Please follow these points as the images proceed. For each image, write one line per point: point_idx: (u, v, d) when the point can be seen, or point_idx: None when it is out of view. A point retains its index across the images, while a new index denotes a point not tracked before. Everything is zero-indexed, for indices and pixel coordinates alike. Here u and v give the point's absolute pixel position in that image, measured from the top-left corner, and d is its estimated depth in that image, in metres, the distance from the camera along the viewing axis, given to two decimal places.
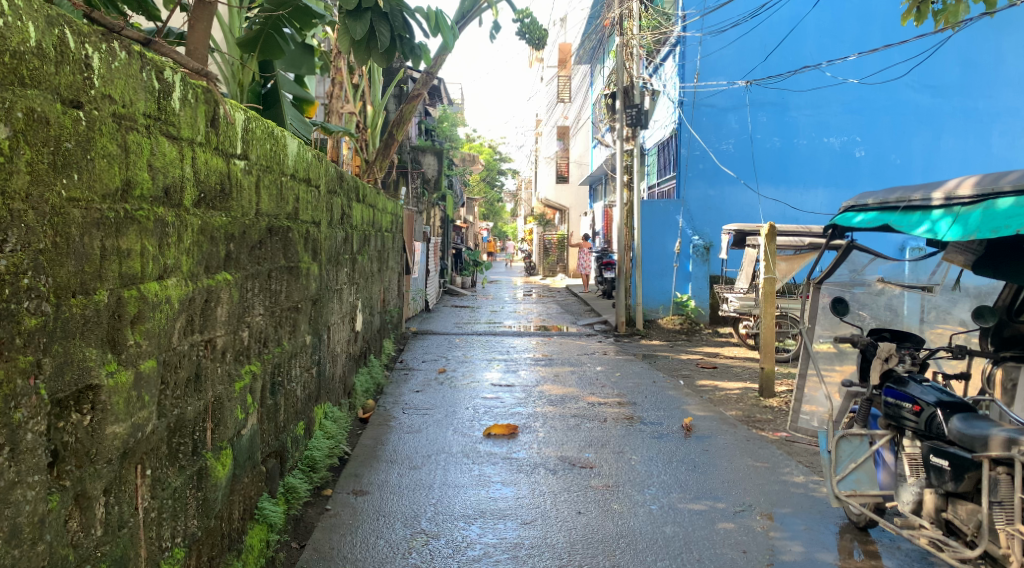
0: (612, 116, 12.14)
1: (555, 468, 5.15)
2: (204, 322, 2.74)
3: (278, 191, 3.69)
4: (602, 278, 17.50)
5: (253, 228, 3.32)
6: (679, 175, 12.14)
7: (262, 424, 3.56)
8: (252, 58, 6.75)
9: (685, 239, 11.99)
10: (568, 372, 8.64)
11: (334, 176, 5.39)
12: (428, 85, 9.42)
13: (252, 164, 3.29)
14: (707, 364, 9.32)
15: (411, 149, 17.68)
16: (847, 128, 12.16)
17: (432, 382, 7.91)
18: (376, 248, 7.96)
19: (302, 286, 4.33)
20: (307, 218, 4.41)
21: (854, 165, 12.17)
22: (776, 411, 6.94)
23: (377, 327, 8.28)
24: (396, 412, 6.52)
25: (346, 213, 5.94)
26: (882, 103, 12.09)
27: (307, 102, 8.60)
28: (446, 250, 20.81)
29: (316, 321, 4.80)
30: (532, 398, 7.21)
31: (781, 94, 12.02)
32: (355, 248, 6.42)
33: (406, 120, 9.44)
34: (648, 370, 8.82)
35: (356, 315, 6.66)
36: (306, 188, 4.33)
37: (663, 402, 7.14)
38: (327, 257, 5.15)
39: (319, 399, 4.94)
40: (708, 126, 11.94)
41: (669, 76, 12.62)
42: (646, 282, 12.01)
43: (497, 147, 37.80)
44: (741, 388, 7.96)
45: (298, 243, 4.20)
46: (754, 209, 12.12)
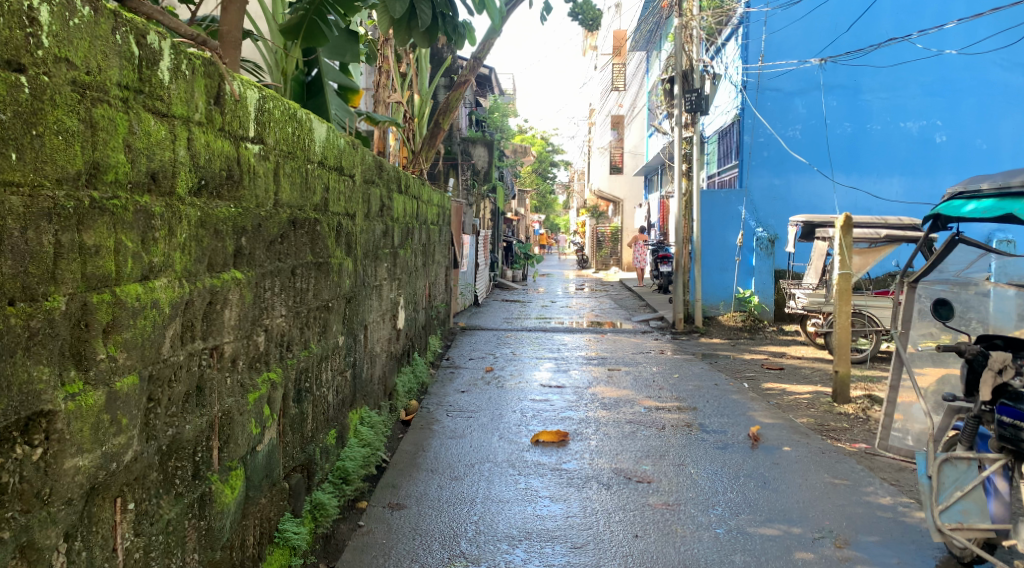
0: (670, 103, 11.61)
1: (609, 482, 4.73)
2: (208, 327, 2.40)
3: (302, 180, 3.35)
4: (658, 272, 16.92)
5: (273, 219, 2.99)
6: (742, 164, 11.55)
7: (283, 437, 3.22)
8: (295, 46, 6.50)
9: (748, 231, 11.28)
10: (623, 372, 8.19)
11: (372, 165, 5.05)
12: (476, 71, 9.05)
13: (271, 148, 2.95)
14: (774, 365, 8.76)
15: (461, 140, 17.40)
16: (925, 112, 11.39)
17: (479, 382, 7.55)
18: (421, 240, 7.63)
19: (333, 284, 4.00)
20: (339, 210, 4.08)
21: (933, 151, 11.40)
22: (852, 419, 6.39)
23: (422, 324, 7.95)
24: (439, 415, 6.18)
25: (387, 205, 5.60)
26: (964, 83, 11.31)
27: (352, 91, 8.34)
28: (497, 243, 20.51)
29: (351, 321, 4.47)
30: (584, 401, 6.78)
31: (852, 76, 11.33)
32: (397, 241, 6.09)
33: (454, 108, 9.07)
34: (709, 371, 8.33)
35: (398, 312, 6.33)
36: (337, 177, 3.99)
37: (727, 407, 6.64)
38: (363, 251, 4.81)
39: (355, 404, 4.61)
40: (773, 111, 11.34)
41: (731, 59, 12.01)
42: (705, 277, 11.43)
43: (550, 138, 37.34)
44: (812, 392, 7.41)
45: (328, 236, 3.86)
46: (821, 199, 11.47)
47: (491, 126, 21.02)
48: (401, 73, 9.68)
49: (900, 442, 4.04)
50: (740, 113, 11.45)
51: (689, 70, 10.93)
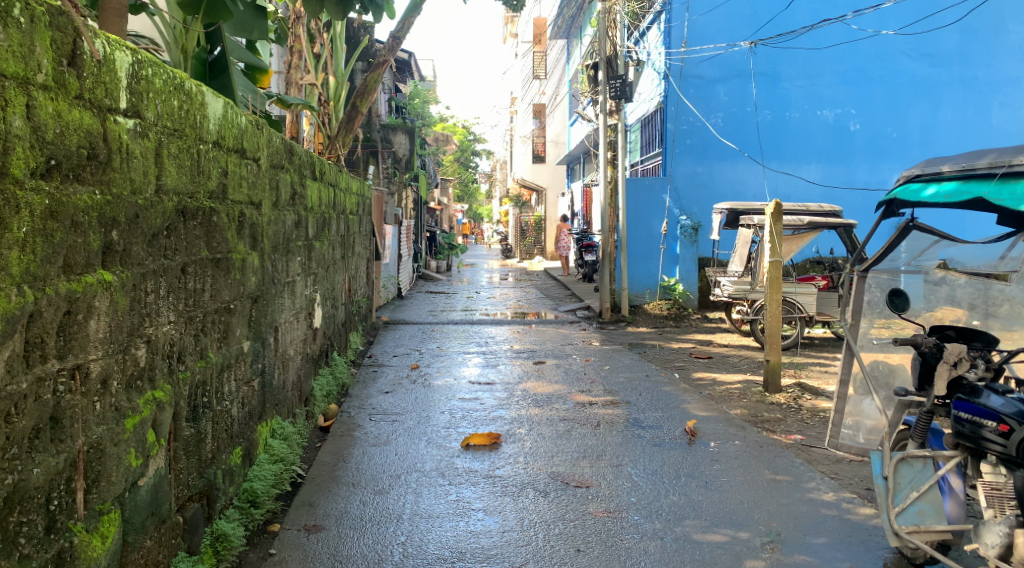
0: (595, 89, 11.36)
1: (545, 488, 4.40)
2: (66, 342, 1.96)
3: (193, 163, 2.88)
4: (583, 261, 16.75)
5: (154, 210, 2.52)
6: (666, 151, 11.40)
7: (175, 464, 2.76)
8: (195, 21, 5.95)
9: (671, 220, 11.23)
10: (551, 365, 7.89)
11: (280, 148, 4.57)
12: (395, 52, 8.57)
13: (150, 123, 2.47)
14: (703, 354, 8.59)
15: (381, 127, 16.89)
16: (841, 100, 11.46)
17: (404, 380, 7.13)
18: (338, 231, 7.14)
19: (233, 282, 3.53)
20: (241, 198, 3.62)
21: (849, 140, 11.49)
22: (785, 409, 6.20)
23: (341, 320, 7.48)
24: (362, 419, 5.75)
25: (299, 193, 5.12)
26: (877, 73, 11.41)
27: (261, 71, 7.79)
28: (420, 233, 20.01)
29: (257, 323, 3.99)
30: (515, 398, 6.44)
31: (771, 64, 11.30)
32: (311, 233, 5.61)
33: (371, 90, 8.57)
34: (639, 362, 8.10)
35: (314, 309, 5.85)
36: (236, 160, 3.52)
37: (660, 401, 6.40)
38: (271, 246, 4.33)
39: (264, 416, 4.15)
40: (696, 99, 11.21)
41: (654, 45, 11.84)
42: (631, 266, 11.28)
43: (472, 127, 36.83)
44: (743, 381, 7.24)
45: (227, 227, 3.39)
46: (743, 186, 11.42)
47: (412, 113, 20.48)
48: (316, 55, 9.12)
49: (850, 439, 3.80)
50: (664, 100, 11.30)
51: (613, 56, 10.70)
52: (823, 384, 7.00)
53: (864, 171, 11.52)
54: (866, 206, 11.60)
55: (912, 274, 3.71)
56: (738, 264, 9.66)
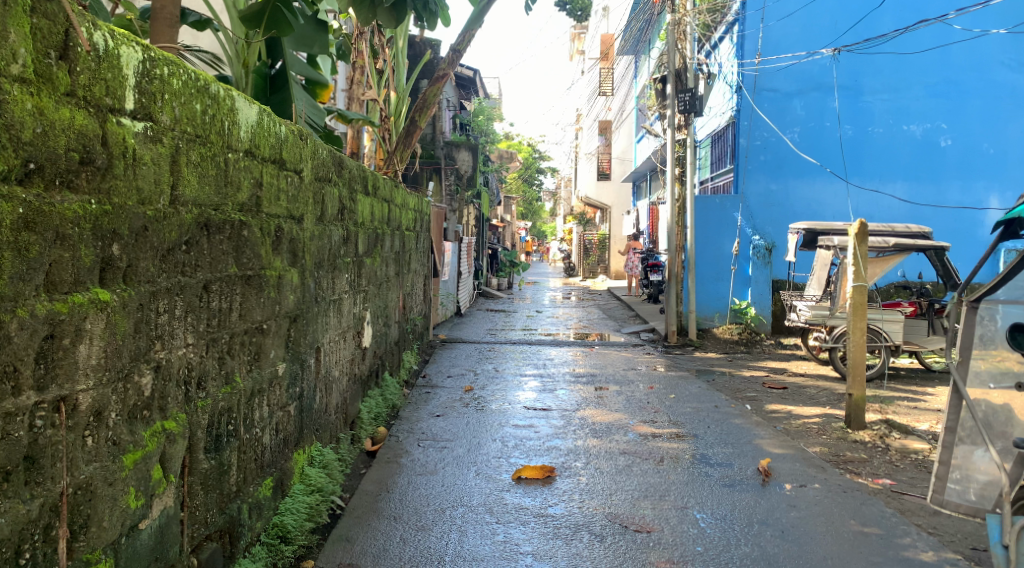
0: (662, 103, 10.99)
1: (601, 532, 4.03)
2: (43, 365, 1.75)
3: (218, 171, 2.65)
4: (648, 282, 16.32)
5: (168, 222, 2.28)
6: (737, 168, 10.92)
7: (189, 501, 2.51)
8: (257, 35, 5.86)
9: (743, 239, 10.62)
10: (613, 391, 7.51)
11: (328, 160, 4.36)
12: (456, 65, 8.37)
13: (165, 127, 2.24)
14: (776, 383, 8.06)
15: (444, 143, 16.85)
16: (929, 114, 10.79)
17: (458, 404, 6.85)
18: (393, 247, 6.94)
19: (268, 301, 3.30)
20: (278, 211, 3.39)
21: (938, 156, 10.80)
22: (869, 448, 5.70)
23: (394, 340, 7.26)
24: (410, 444, 5.48)
25: (348, 208, 4.90)
26: (970, 85, 10.74)
27: (320, 85, 7.68)
28: (482, 251, 19.82)
29: (295, 345, 3.75)
30: (572, 427, 6.08)
31: (853, 76, 10.74)
32: (362, 249, 5.39)
33: (431, 104, 8.38)
34: (706, 390, 7.65)
35: (364, 328, 5.63)
36: (274, 171, 3.30)
37: (730, 435, 5.96)
38: (314, 263, 4.10)
39: (302, 443, 3.90)
40: (770, 113, 10.74)
41: (726, 58, 11.42)
42: (699, 287, 10.76)
43: (536, 144, 36.68)
44: (821, 414, 6.73)
45: (261, 241, 3.16)
46: (821, 206, 10.87)
47: (476, 130, 20.39)
48: (378, 69, 9.00)
49: (959, 497, 3.31)
50: (736, 115, 10.84)
51: (682, 69, 10.32)
52: (911, 421, 6.43)
53: (955, 190, 10.83)
54: (957, 227, 10.88)
55: (1012, 304, 3.30)
56: (816, 289, 9.13)
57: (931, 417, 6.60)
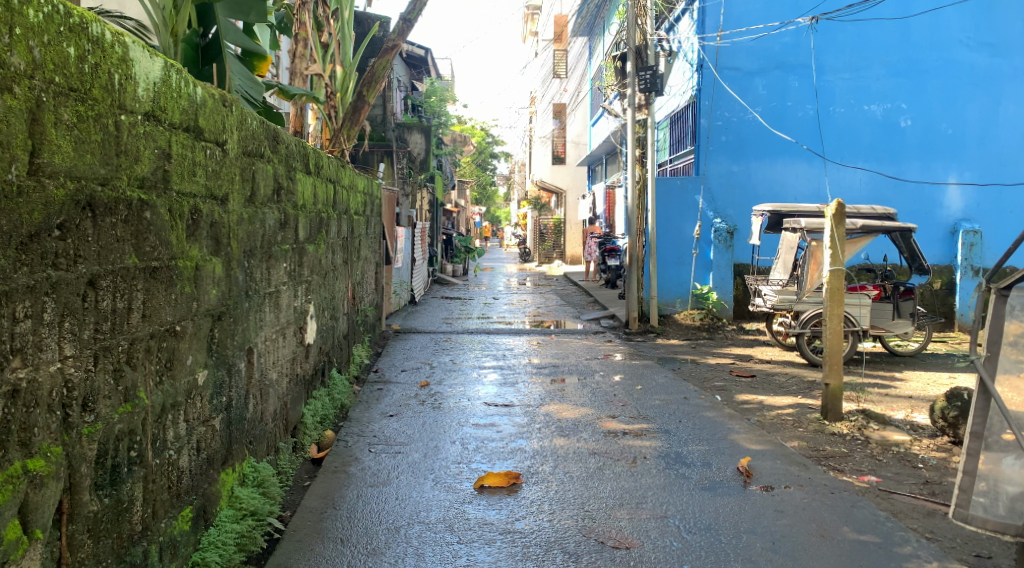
0: (622, 82, 10.55)
1: (576, 550, 3.58)
2: None
3: (106, 137, 2.12)
4: (606, 267, 15.98)
5: (24, 200, 1.78)
6: (699, 149, 10.58)
7: (70, 553, 2.01)
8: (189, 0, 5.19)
9: (705, 222, 10.27)
10: (576, 384, 7.08)
11: (258, 133, 3.79)
12: (406, 36, 7.82)
13: (20, 73, 1.74)
14: (744, 371, 7.71)
15: (396, 125, 16.33)
16: (890, 94, 10.54)
17: (413, 401, 6.34)
18: (339, 233, 6.37)
19: (182, 298, 2.75)
20: (191, 190, 2.83)
21: (899, 136, 10.56)
22: (850, 440, 5.34)
23: (343, 333, 6.73)
24: (359, 450, 4.98)
25: (286, 188, 4.35)
26: (931, 64, 10.49)
27: (259, 57, 7.07)
28: (436, 236, 19.26)
29: (218, 349, 3.20)
30: (536, 426, 5.61)
31: (815, 54, 10.43)
32: (303, 235, 4.85)
33: (379, 79, 7.82)
34: (674, 380, 7.25)
35: (307, 322, 5.08)
36: (187, 141, 2.75)
37: (703, 430, 5.56)
38: (242, 252, 3.54)
39: (231, 460, 3.36)
40: (732, 92, 10.39)
41: (685, 35, 11.03)
42: (660, 272, 10.38)
43: (490, 129, 36.06)
44: (794, 405, 6.38)
45: (170, 224, 2.61)
46: (783, 187, 10.57)
47: (428, 112, 19.80)
48: (322, 43, 8.36)
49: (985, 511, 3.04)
50: (697, 93, 10.48)
51: (643, 46, 9.88)
52: (888, 410, 6.12)
53: (916, 170, 10.59)
54: (918, 208, 10.59)
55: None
56: (781, 272, 8.79)
57: (906, 405, 6.30)
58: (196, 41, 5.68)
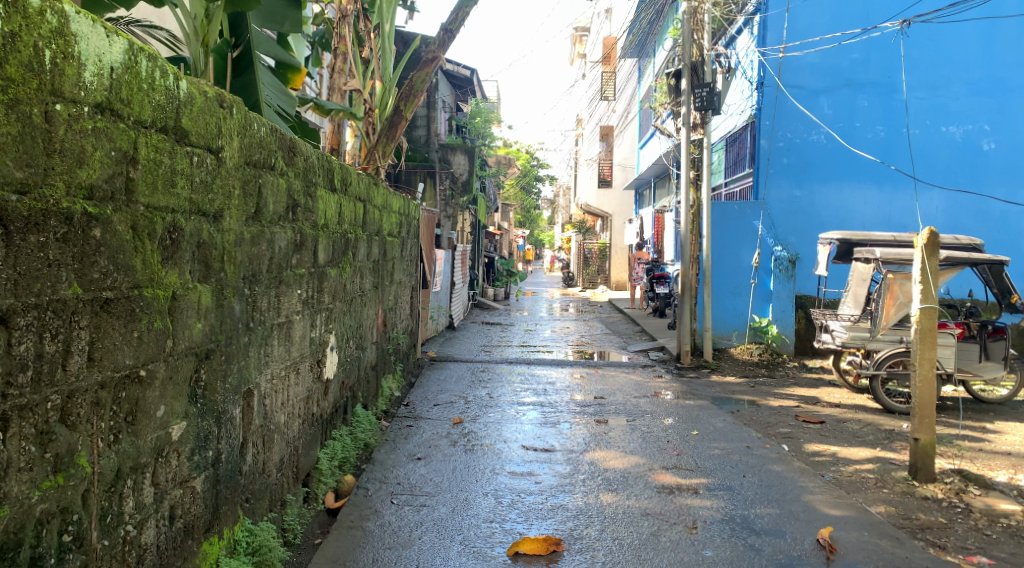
0: (676, 100, 9.93)
1: None
2: None
3: (21, 135, 1.72)
4: (653, 294, 15.34)
5: None
6: (758, 171, 9.90)
7: None
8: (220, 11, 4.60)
9: (765, 250, 9.55)
10: (624, 425, 6.44)
11: (267, 141, 3.28)
12: (447, 47, 7.36)
13: None
14: (811, 416, 6.97)
15: (440, 146, 15.99)
16: (970, 115, 9.74)
17: (443, 442, 5.76)
18: (369, 255, 5.85)
19: (153, 336, 2.22)
20: (169, 203, 2.32)
21: (980, 161, 9.75)
22: (946, 507, 4.61)
23: (371, 364, 6.22)
24: (382, 500, 4.42)
25: (302, 204, 3.83)
26: (1017, 83, 9.69)
27: (293, 69, 6.62)
28: (478, 259, 18.79)
29: (204, 393, 2.68)
30: (582, 477, 4.98)
31: (886, 71, 9.72)
32: (323, 258, 4.32)
33: (418, 93, 7.34)
34: (733, 425, 6.55)
35: (327, 354, 4.55)
36: (162, 143, 2.25)
37: (772, 488, 4.86)
38: (243, 277, 3.01)
39: (219, 526, 2.81)
40: (795, 112, 9.70)
41: (745, 51, 10.40)
42: (714, 302, 9.70)
43: (535, 152, 35.70)
44: (873, 459, 5.65)
45: (131, 245, 2.08)
46: (850, 214, 9.85)
47: (473, 132, 19.41)
48: (362, 57, 7.90)
49: None
50: (757, 113, 9.83)
51: (699, 63, 9.24)
52: (985, 470, 5.36)
53: (999, 198, 9.78)
54: (1003, 239, 9.85)
55: None
56: (852, 307, 8.07)
57: (1004, 464, 5.54)
58: (229, 53, 5.19)
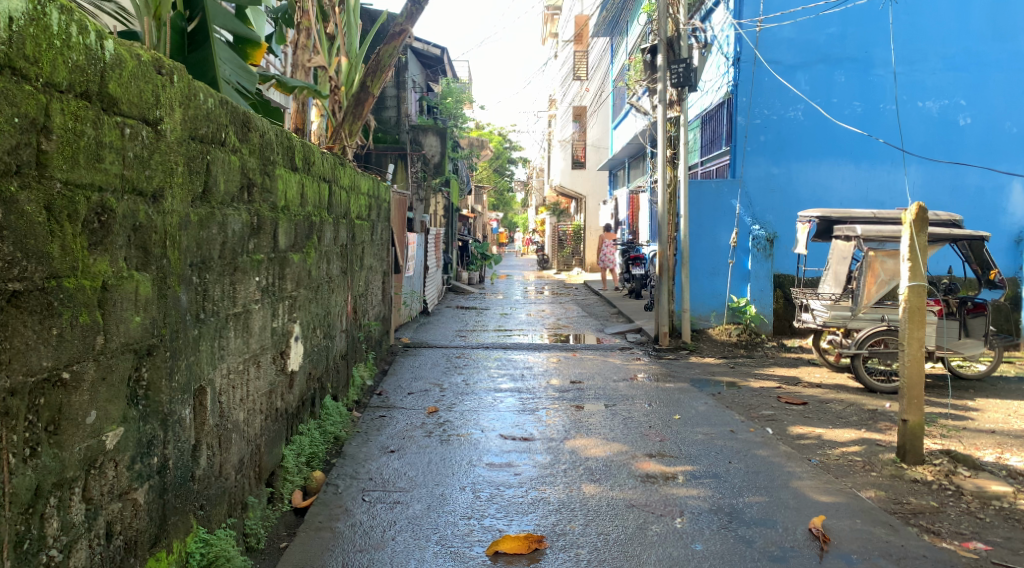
0: (652, 76, 9.70)
1: None
2: None
3: None
4: (630, 276, 15.29)
5: None
6: (735, 149, 9.72)
7: None
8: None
9: (743, 229, 9.37)
10: (604, 412, 6.24)
11: (215, 115, 2.98)
12: (415, 21, 7.05)
13: None
14: (793, 398, 6.82)
15: (411, 127, 15.63)
16: (947, 89, 9.61)
17: (418, 433, 5.51)
18: (336, 239, 5.56)
19: (78, 332, 1.97)
20: (94, 181, 2.05)
21: (957, 135, 9.63)
22: (938, 491, 4.47)
23: (340, 353, 5.95)
24: (350, 498, 4.17)
25: (258, 184, 3.54)
26: (992, 56, 9.58)
27: (253, 45, 6.27)
28: (452, 242, 18.50)
29: (147, 393, 2.41)
30: (562, 467, 4.77)
31: (862, 45, 9.56)
32: (284, 243, 4.04)
33: (385, 69, 7.03)
34: (715, 409, 6.38)
35: (290, 344, 4.28)
36: (83, 112, 1.98)
37: (759, 475, 4.68)
38: (189, 264, 2.73)
39: (166, 539, 2.55)
40: (772, 87, 9.52)
41: (720, 26, 10.18)
42: (692, 282, 9.51)
43: (507, 134, 35.37)
44: (859, 441, 5.50)
45: (43, 231, 1.82)
46: (828, 191, 9.71)
47: (444, 114, 19.05)
48: (327, 34, 7.57)
49: None
50: (734, 89, 9.62)
51: (675, 37, 9.00)
52: (974, 450, 5.23)
53: (975, 173, 9.68)
54: (980, 216, 9.70)
55: None
56: (832, 285, 7.93)
57: (992, 444, 5.41)
58: (184, 28, 4.82)
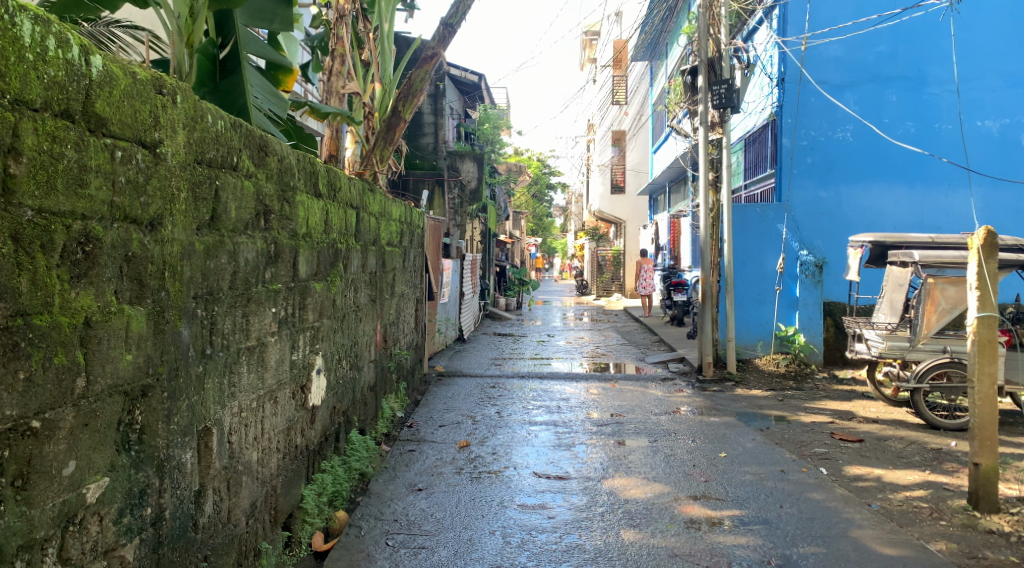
0: (693, 98, 9.42)
1: None
2: None
3: None
4: (671, 302, 14.88)
5: None
6: (781, 171, 9.38)
7: None
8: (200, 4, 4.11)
9: (789, 254, 9.00)
10: (645, 448, 5.92)
11: (226, 139, 2.80)
12: (448, 43, 6.88)
13: None
14: (849, 434, 6.42)
15: (448, 152, 15.53)
16: (1007, 108, 9.14)
17: (448, 469, 5.26)
18: (364, 267, 5.36)
19: (52, 375, 1.84)
20: (72, 211, 1.89)
21: (1019, 155, 9.14)
22: (1016, 543, 4.07)
23: (369, 384, 5.73)
24: (374, 541, 3.93)
25: (276, 211, 3.36)
26: None
27: (285, 71, 6.15)
28: (490, 268, 18.30)
29: (140, 438, 2.21)
30: (600, 510, 4.47)
31: (913, 63, 9.18)
32: (305, 272, 3.84)
33: (417, 92, 6.87)
34: (764, 446, 6.01)
35: (312, 378, 4.07)
36: (57, 132, 1.85)
37: (815, 522, 4.32)
38: (193, 296, 2.53)
39: None
40: (818, 108, 9.18)
41: (763, 45, 9.89)
42: (737, 310, 9.15)
43: (546, 159, 35.23)
44: (924, 485, 5.09)
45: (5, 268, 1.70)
46: (879, 215, 9.30)
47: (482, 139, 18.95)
48: (361, 60, 7.44)
49: None
50: (779, 110, 9.30)
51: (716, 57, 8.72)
52: None
53: None
54: None
55: None
56: (888, 315, 7.52)
57: None
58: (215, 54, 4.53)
